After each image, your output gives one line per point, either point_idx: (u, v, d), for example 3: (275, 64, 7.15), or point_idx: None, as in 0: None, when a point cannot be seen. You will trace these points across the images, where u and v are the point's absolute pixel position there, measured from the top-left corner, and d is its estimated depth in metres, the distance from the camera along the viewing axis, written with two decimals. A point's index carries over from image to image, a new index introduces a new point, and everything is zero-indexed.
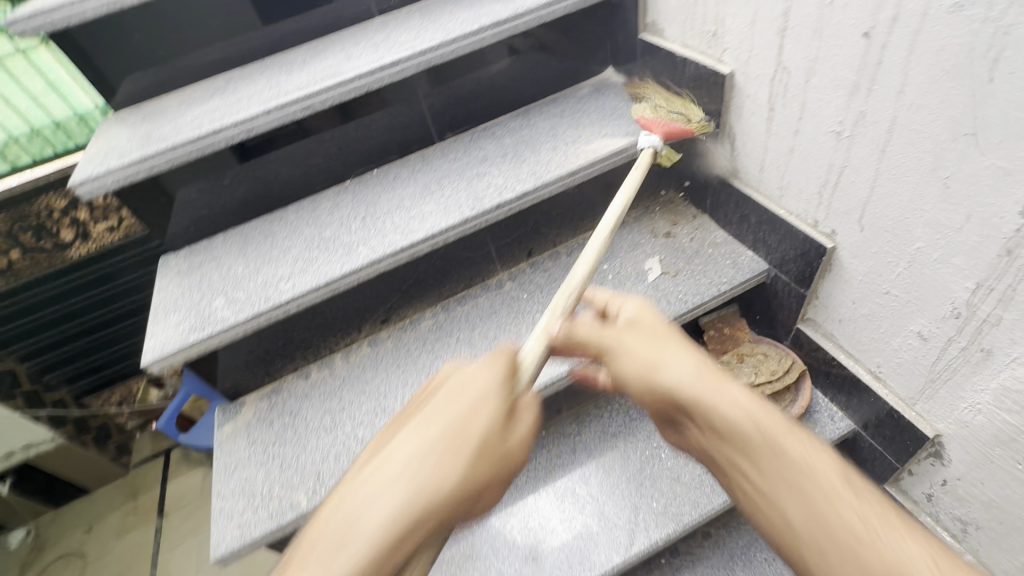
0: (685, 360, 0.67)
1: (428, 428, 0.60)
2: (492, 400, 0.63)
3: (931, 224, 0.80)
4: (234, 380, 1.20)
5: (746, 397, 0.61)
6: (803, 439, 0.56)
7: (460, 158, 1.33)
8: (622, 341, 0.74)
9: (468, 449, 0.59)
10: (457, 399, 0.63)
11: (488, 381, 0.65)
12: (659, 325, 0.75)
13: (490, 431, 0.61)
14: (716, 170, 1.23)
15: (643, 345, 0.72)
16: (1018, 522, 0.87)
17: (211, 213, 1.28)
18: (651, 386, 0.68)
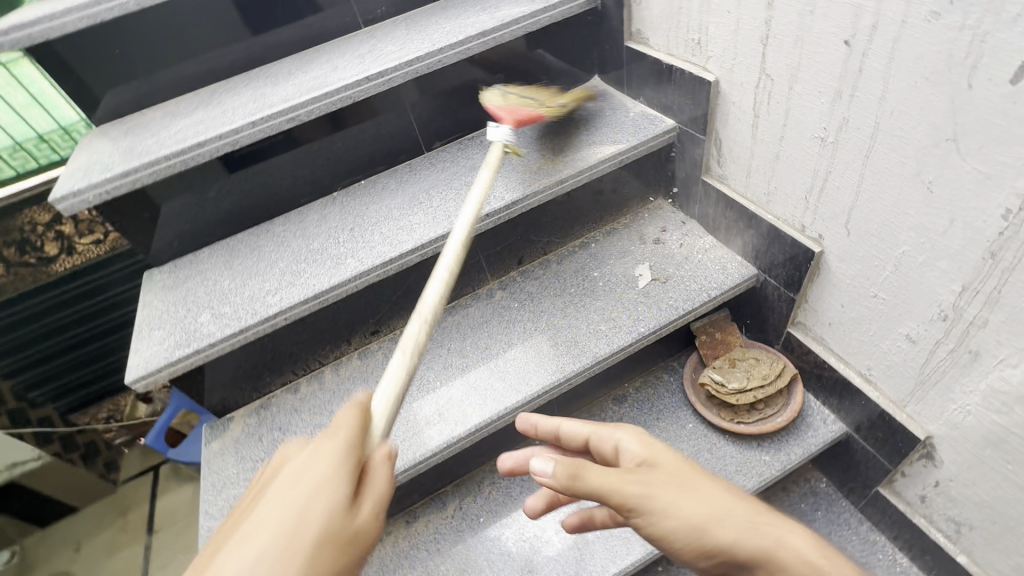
0: (725, 507, 0.57)
1: (258, 535, 0.49)
2: (325, 487, 0.52)
3: (916, 228, 0.80)
4: (222, 396, 1.18)
5: (806, 544, 0.53)
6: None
7: (448, 168, 1.33)
8: (656, 496, 0.58)
9: (297, 555, 0.48)
10: (282, 494, 0.52)
11: (322, 464, 0.54)
12: (670, 458, 0.63)
13: (326, 530, 0.51)
14: (703, 176, 1.24)
15: (681, 496, 0.58)
16: (1011, 522, 0.87)
17: (196, 227, 1.27)
18: (705, 552, 0.55)
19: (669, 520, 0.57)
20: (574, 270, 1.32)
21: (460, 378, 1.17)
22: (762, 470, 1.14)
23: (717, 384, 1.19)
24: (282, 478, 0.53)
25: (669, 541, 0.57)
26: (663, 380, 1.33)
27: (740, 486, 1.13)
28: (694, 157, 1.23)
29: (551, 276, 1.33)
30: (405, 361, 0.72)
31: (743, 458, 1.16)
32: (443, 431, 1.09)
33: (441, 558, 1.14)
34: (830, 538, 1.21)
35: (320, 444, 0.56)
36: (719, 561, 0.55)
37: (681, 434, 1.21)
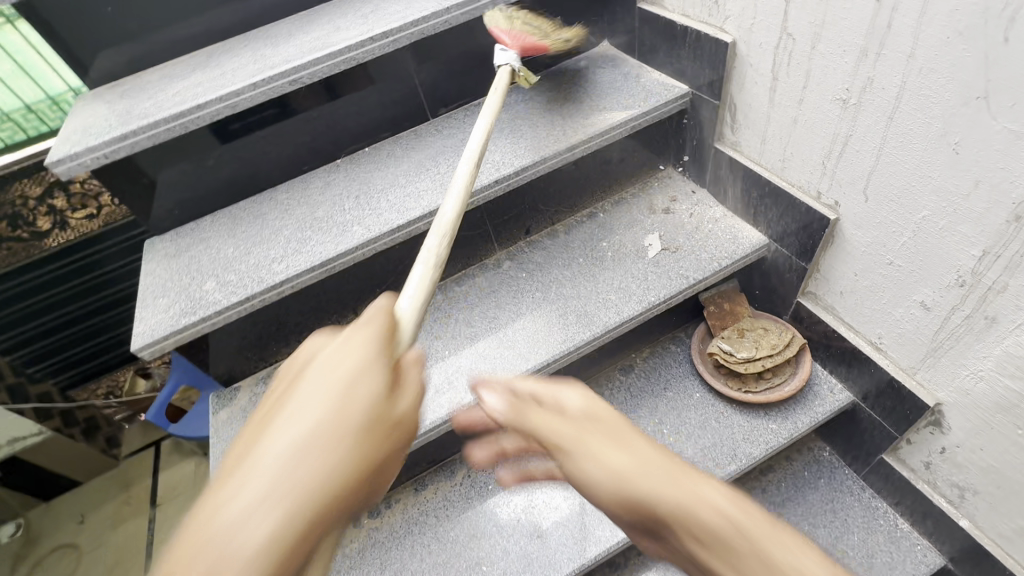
0: (646, 464, 0.51)
1: (297, 420, 0.45)
2: (368, 375, 0.50)
3: (938, 191, 0.79)
4: (228, 365, 1.17)
5: (728, 500, 0.46)
6: (797, 542, 0.43)
7: (454, 135, 1.30)
8: (585, 441, 0.56)
9: (353, 431, 0.46)
10: (322, 374, 0.49)
11: (360, 347, 0.52)
12: (604, 408, 0.60)
13: (375, 410, 0.49)
14: (716, 143, 1.21)
15: (612, 446, 0.55)
16: (1017, 486, 0.88)
17: (196, 195, 1.23)
18: (606, 504, 0.53)
19: (586, 463, 0.54)
20: (582, 241, 1.31)
21: (468, 348, 1.16)
22: (769, 439, 1.15)
23: (726, 353, 1.18)
24: (320, 360, 0.50)
25: (587, 492, 0.54)
26: (671, 351, 1.33)
27: (747, 453, 1.14)
28: (707, 123, 1.21)
29: (559, 246, 1.31)
30: (428, 272, 0.76)
31: (751, 426, 1.17)
32: (453, 400, 1.09)
33: (450, 524, 1.15)
34: (832, 504, 1.23)
35: (356, 333, 0.53)
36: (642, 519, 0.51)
37: (689, 404, 1.22)
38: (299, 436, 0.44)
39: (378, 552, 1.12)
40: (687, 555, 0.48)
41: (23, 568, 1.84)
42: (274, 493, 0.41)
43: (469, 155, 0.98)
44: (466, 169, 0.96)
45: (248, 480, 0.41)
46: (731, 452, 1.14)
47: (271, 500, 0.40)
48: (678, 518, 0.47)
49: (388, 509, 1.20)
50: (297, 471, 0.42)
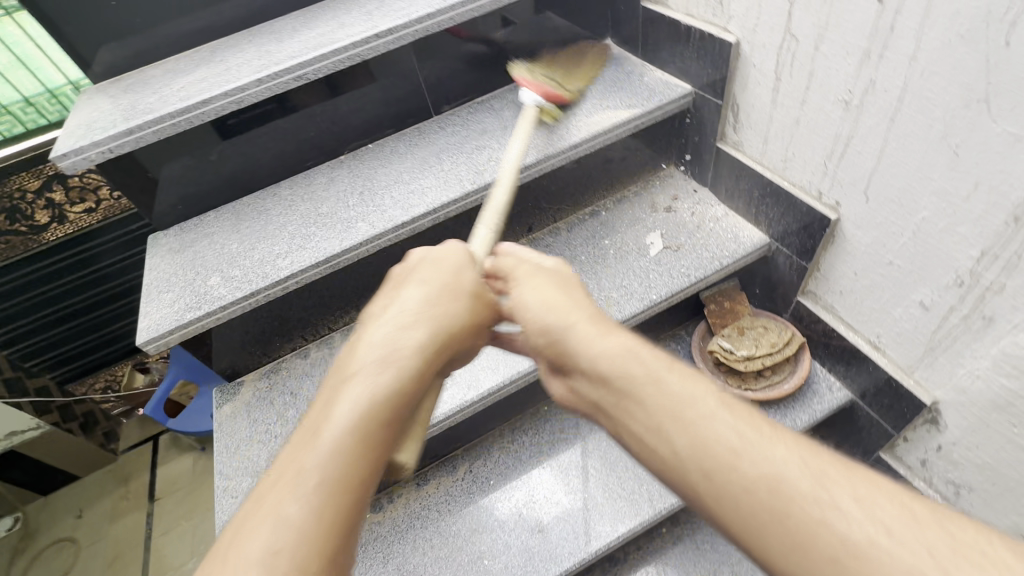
0: (578, 312, 0.61)
1: (425, 284, 0.63)
2: (468, 266, 0.69)
3: (938, 193, 0.80)
4: (231, 360, 1.18)
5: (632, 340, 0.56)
6: (684, 371, 0.51)
7: (458, 132, 1.30)
8: (525, 287, 0.66)
9: (464, 293, 0.65)
10: (435, 262, 0.67)
11: (460, 249, 0.70)
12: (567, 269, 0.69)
13: (479, 287, 0.67)
14: (718, 142, 1.22)
15: (554, 293, 0.64)
16: (1012, 483, 0.90)
17: (199, 190, 1.24)
18: (534, 326, 0.63)
19: (525, 294, 0.65)
20: (584, 238, 1.32)
21: None
22: None
23: (726, 351, 1.19)
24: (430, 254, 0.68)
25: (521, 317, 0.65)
26: (671, 349, 1.34)
27: None
28: (709, 123, 1.22)
29: (561, 244, 1.32)
30: (493, 221, 0.93)
31: None
32: (456, 396, 1.10)
33: (452, 518, 1.16)
34: None
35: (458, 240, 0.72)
36: (557, 348, 0.60)
37: None
38: (426, 294, 0.62)
39: (381, 545, 1.13)
40: (580, 375, 0.57)
41: (23, 560, 1.86)
42: (417, 318, 0.59)
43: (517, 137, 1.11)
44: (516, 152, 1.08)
45: (396, 311, 0.59)
46: None
47: (414, 322, 0.58)
48: (590, 346, 0.57)
49: (390, 503, 1.21)
50: (430, 309, 0.60)
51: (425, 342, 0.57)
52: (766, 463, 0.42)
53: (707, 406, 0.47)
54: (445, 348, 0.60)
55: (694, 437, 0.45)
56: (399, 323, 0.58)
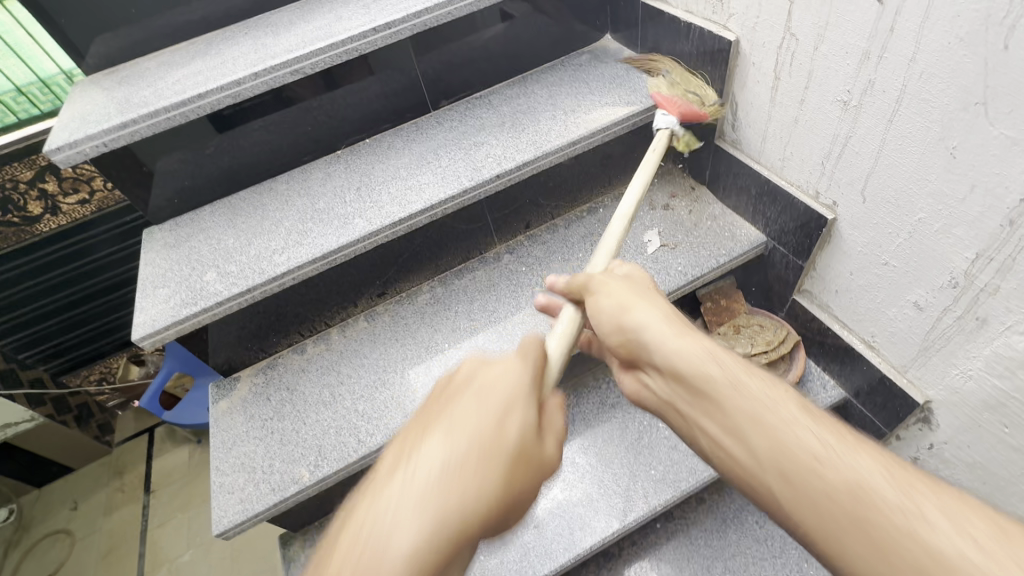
0: (667, 316, 0.66)
1: (455, 436, 0.52)
2: (518, 408, 0.57)
3: (935, 194, 0.80)
4: (228, 355, 1.17)
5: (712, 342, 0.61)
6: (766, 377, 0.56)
7: (456, 127, 1.30)
8: (607, 283, 0.73)
9: (501, 457, 0.53)
10: (477, 399, 0.56)
11: (511, 384, 0.58)
12: (642, 277, 0.76)
13: (522, 444, 0.55)
14: (717, 140, 1.22)
15: (636, 291, 0.71)
16: (1002, 482, 0.91)
17: (195, 184, 1.23)
18: (610, 332, 0.69)
19: (602, 299, 0.72)
20: (582, 235, 1.32)
21: (468, 340, 1.18)
22: None
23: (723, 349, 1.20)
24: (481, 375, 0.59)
25: (599, 321, 0.71)
26: None
27: None
28: (708, 121, 1.21)
29: (559, 241, 1.32)
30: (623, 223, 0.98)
31: None
32: None
33: None
34: None
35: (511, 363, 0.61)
36: (626, 341, 0.66)
37: None
38: (452, 454, 0.51)
39: None
40: (655, 372, 0.63)
41: (14, 555, 1.85)
42: (432, 497, 0.48)
43: (657, 151, 1.11)
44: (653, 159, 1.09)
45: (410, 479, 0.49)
46: None
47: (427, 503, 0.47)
48: (679, 347, 0.60)
49: None
50: (451, 485, 0.49)
51: (429, 542, 0.46)
52: (845, 469, 0.46)
53: (787, 413, 0.51)
54: (465, 539, 0.48)
55: (774, 442, 0.50)
56: (400, 501, 0.47)
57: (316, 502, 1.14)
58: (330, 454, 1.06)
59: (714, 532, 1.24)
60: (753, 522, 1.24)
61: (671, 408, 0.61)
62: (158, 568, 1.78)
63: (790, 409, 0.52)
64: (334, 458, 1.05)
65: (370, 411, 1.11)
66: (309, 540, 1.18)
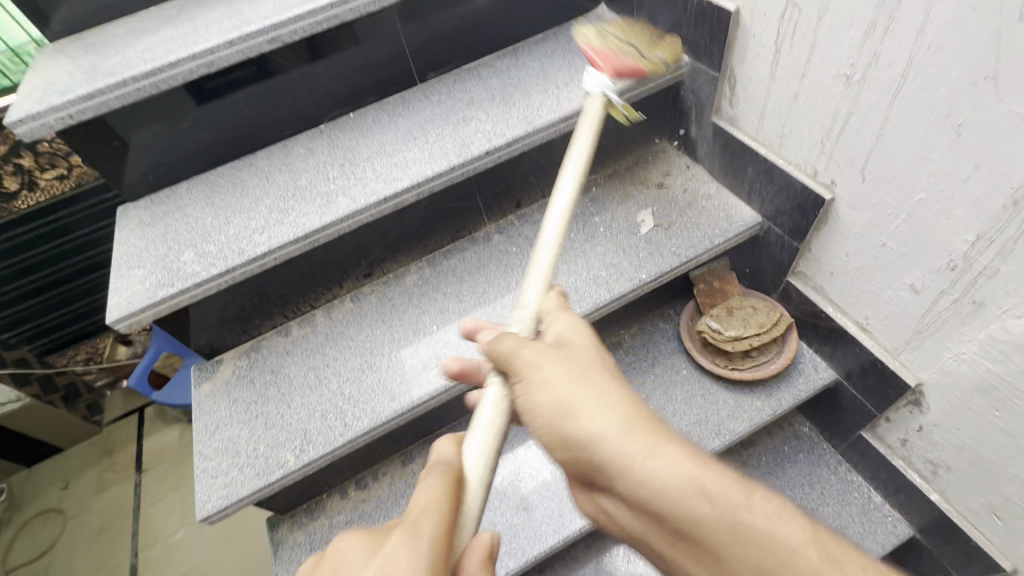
0: (622, 420, 0.63)
1: None
2: None
3: (937, 173, 0.78)
4: (209, 338, 1.14)
5: (681, 457, 0.60)
6: (760, 504, 0.57)
7: (443, 102, 1.24)
8: (542, 368, 0.68)
9: None
10: None
11: None
12: (585, 346, 0.71)
13: None
14: (713, 117, 1.18)
15: (579, 385, 0.66)
16: (990, 464, 0.91)
17: (171, 160, 1.17)
18: (560, 435, 0.65)
19: (542, 392, 0.67)
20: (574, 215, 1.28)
21: (457, 322, 1.15)
22: (753, 415, 1.17)
23: (714, 331, 1.19)
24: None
25: (543, 420, 0.67)
26: (660, 329, 1.33)
27: (731, 429, 1.16)
28: (705, 97, 1.17)
29: None
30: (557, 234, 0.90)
31: (736, 402, 1.19)
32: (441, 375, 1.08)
33: None
34: (809, 477, 1.27)
35: (399, 546, 0.55)
36: (583, 453, 0.64)
37: (675, 380, 1.23)
38: None
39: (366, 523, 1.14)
40: (628, 497, 0.62)
41: (8, 531, 1.85)
42: None
43: (585, 127, 1.03)
44: (586, 142, 1.01)
45: None
46: (716, 427, 1.16)
47: None
48: (658, 475, 0.59)
49: (376, 481, 1.20)
50: None
51: None
52: None
53: (795, 552, 0.53)
54: None
55: None
56: None
57: (304, 486, 1.13)
58: (315, 438, 1.04)
59: None
60: None
61: (658, 531, 0.61)
62: (151, 546, 1.78)
63: (811, 559, 0.52)
64: (320, 442, 1.03)
65: (357, 394, 1.09)
66: (297, 523, 1.17)
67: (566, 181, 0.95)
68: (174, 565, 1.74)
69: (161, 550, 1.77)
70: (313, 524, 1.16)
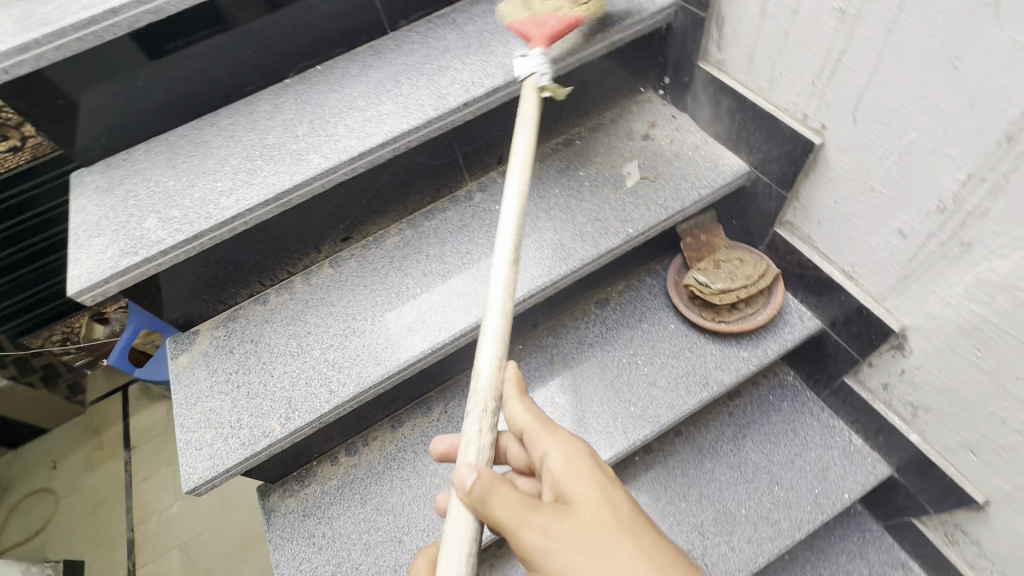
0: None
1: None
2: None
3: (930, 112, 0.76)
4: (184, 309, 1.09)
5: None
6: None
7: (417, 51, 1.17)
8: (555, 542, 0.60)
9: None
10: None
11: None
12: (590, 498, 0.64)
13: None
14: (699, 62, 1.13)
15: (593, 558, 0.59)
16: (968, 403, 0.94)
17: (125, 121, 1.09)
18: None
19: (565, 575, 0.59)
20: (558, 170, 1.24)
21: (441, 285, 1.12)
22: (739, 366, 1.18)
23: (701, 285, 1.18)
24: None
25: None
26: (647, 284, 1.32)
27: (718, 380, 1.17)
28: (691, 40, 1.12)
29: (533, 176, 1.24)
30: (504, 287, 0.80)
31: (723, 354, 1.19)
32: (426, 337, 1.06)
33: (430, 458, 1.16)
34: (792, 424, 1.29)
35: None
36: None
37: (663, 335, 1.23)
38: None
39: (358, 487, 1.14)
40: None
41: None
42: None
43: (524, 125, 0.95)
44: (526, 139, 0.93)
45: None
46: (703, 379, 1.17)
47: None
48: None
49: (366, 446, 1.20)
50: None
51: None
52: None
53: None
54: None
55: None
56: None
57: (293, 453, 1.11)
58: (300, 404, 1.02)
59: (690, 462, 1.27)
60: (727, 451, 1.27)
61: None
62: (147, 520, 1.78)
63: None
64: (304, 408, 1.01)
65: (341, 360, 1.06)
66: (287, 491, 1.16)
67: (503, 235, 0.85)
68: (173, 536, 1.75)
69: (157, 524, 1.77)
70: (305, 490, 1.15)
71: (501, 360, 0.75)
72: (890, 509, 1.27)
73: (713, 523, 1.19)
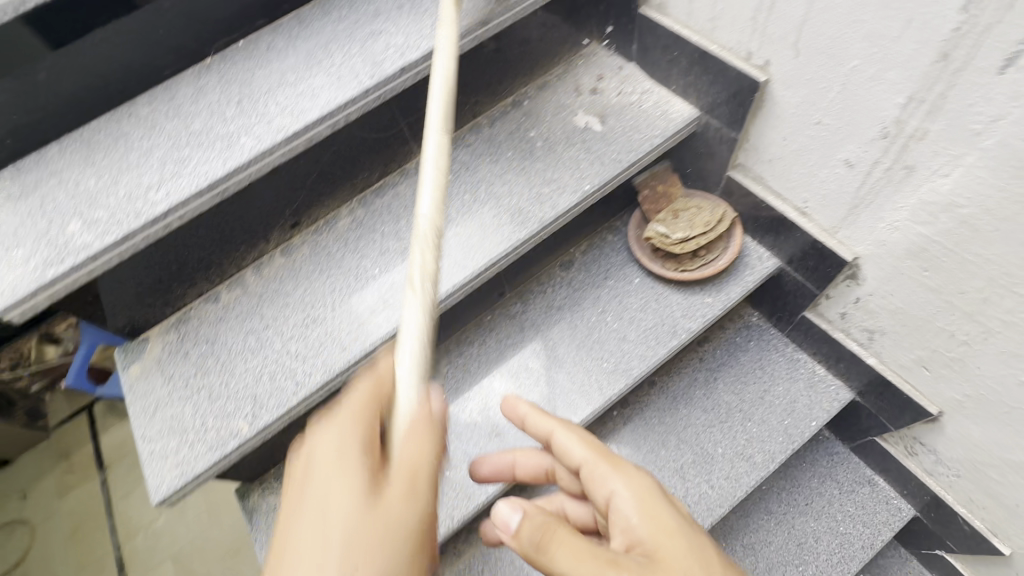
0: None
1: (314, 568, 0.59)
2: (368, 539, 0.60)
3: (869, 37, 0.76)
4: (128, 316, 1.03)
5: None
6: None
7: (346, 18, 1.10)
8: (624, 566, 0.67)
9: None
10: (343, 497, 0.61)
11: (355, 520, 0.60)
12: (665, 529, 0.72)
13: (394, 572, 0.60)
14: (640, 8, 1.11)
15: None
16: (920, 322, 0.98)
17: (31, 120, 0.98)
18: None
19: None
20: (508, 132, 1.20)
21: (400, 264, 1.08)
22: (705, 312, 1.20)
23: (662, 236, 1.19)
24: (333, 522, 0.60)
25: None
26: (609, 241, 1.31)
27: (686, 328, 1.19)
28: None
29: (485, 142, 1.19)
30: (441, 137, 0.81)
31: (689, 303, 1.21)
32: (390, 317, 1.03)
33: None
34: (760, 362, 1.33)
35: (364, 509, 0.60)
36: None
37: (629, 290, 1.24)
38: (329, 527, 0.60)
39: None
40: None
41: None
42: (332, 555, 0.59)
43: (444, 24, 0.91)
44: (445, 67, 0.88)
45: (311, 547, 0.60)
46: (671, 328, 1.19)
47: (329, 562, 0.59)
48: None
49: None
50: None
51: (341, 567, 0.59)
52: None
53: None
54: None
55: None
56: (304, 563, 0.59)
57: (266, 451, 1.08)
58: (266, 400, 0.98)
59: (666, 410, 1.30)
60: (701, 395, 1.30)
61: None
62: (133, 536, 1.73)
63: None
64: (271, 403, 0.98)
65: (304, 351, 1.02)
66: (266, 489, 1.13)
67: (432, 116, 0.83)
68: (161, 549, 1.71)
69: (144, 539, 1.73)
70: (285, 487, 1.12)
71: (442, 207, 0.77)
72: (855, 431, 1.34)
73: (692, 466, 1.23)
